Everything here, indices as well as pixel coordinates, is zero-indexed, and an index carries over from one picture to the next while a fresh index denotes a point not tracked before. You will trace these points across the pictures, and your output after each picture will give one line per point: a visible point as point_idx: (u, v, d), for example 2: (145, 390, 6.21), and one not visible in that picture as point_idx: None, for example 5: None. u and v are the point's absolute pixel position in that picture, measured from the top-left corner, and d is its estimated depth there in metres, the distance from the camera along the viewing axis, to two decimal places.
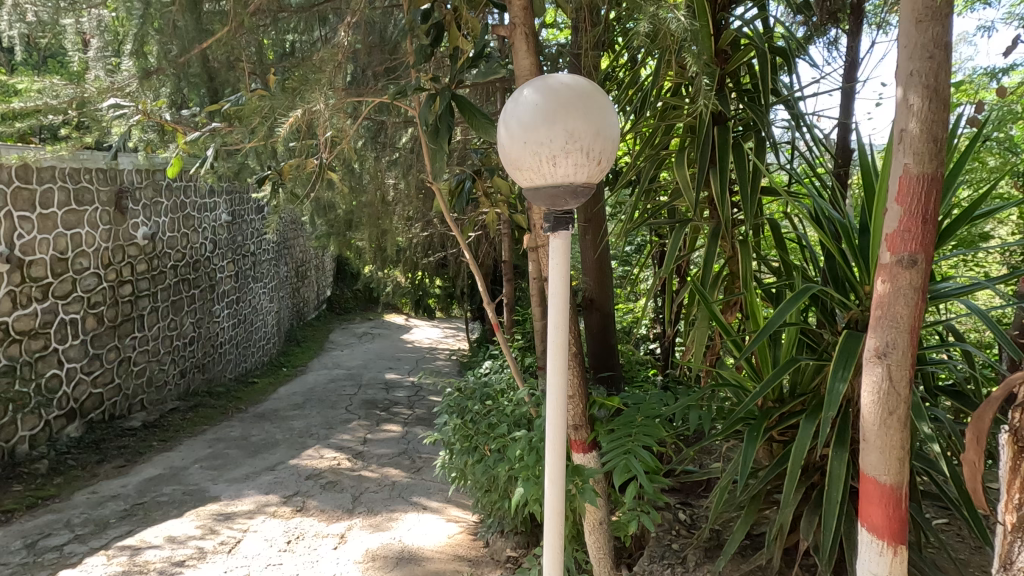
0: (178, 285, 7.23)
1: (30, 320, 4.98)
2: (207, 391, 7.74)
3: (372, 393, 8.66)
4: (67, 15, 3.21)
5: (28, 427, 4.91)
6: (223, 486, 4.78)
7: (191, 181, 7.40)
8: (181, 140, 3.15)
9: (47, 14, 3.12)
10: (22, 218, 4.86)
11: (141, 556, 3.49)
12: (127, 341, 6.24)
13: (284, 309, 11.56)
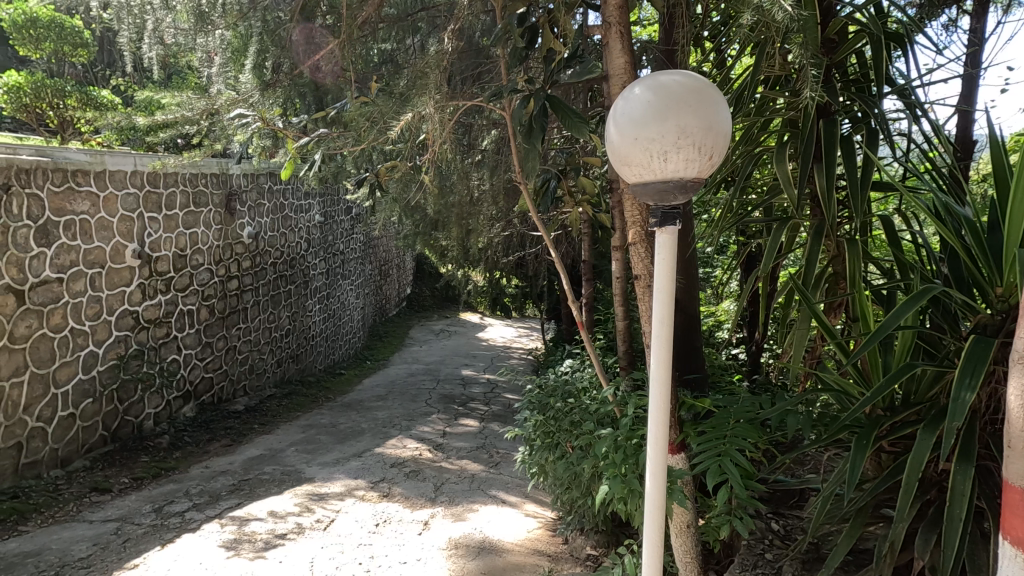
0: (276, 281, 7.81)
1: (156, 310, 5.52)
2: (300, 380, 8.29)
3: (450, 388, 8.93)
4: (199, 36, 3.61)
5: (152, 405, 5.47)
6: (317, 468, 5.13)
7: (290, 183, 7.97)
8: (291, 145, 3.43)
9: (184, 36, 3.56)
10: (151, 218, 5.39)
11: (247, 526, 3.79)
12: (233, 331, 6.83)
13: (368, 305, 12.14)
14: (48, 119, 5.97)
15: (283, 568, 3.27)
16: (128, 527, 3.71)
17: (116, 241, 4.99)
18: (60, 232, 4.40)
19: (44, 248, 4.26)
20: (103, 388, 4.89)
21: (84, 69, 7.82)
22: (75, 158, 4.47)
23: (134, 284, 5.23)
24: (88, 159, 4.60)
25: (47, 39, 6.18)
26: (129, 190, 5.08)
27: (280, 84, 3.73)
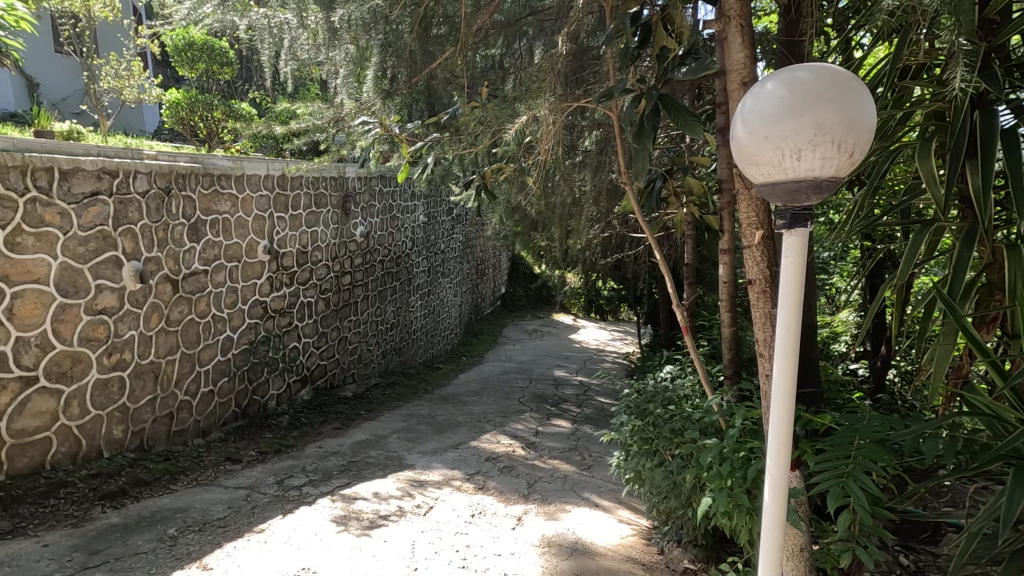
0: (384, 277, 8.30)
1: (281, 301, 6.09)
2: (402, 372, 8.76)
3: (542, 388, 9.00)
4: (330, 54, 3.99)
5: (276, 387, 6.04)
6: (417, 456, 5.40)
7: (399, 185, 8.44)
8: (406, 150, 3.65)
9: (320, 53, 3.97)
10: (279, 218, 5.93)
11: (356, 505, 4.07)
12: (345, 323, 7.36)
13: (465, 303, 12.53)
14: (199, 130, 6.76)
15: (388, 547, 3.47)
16: (256, 495, 4.12)
17: (250, 238, 5.55)
18: (207, 229, 4.97)
19: (194, 243, 4.83)
20: (236, 369, 5.47)
21: (228, 85, 8.78)
22: (219, 164, 5.03)
23: (263, 277, 5.79)
24: (230, 164, 5.15)
25: (200, 60, 7.02)
26: (262, 192, 5.63)
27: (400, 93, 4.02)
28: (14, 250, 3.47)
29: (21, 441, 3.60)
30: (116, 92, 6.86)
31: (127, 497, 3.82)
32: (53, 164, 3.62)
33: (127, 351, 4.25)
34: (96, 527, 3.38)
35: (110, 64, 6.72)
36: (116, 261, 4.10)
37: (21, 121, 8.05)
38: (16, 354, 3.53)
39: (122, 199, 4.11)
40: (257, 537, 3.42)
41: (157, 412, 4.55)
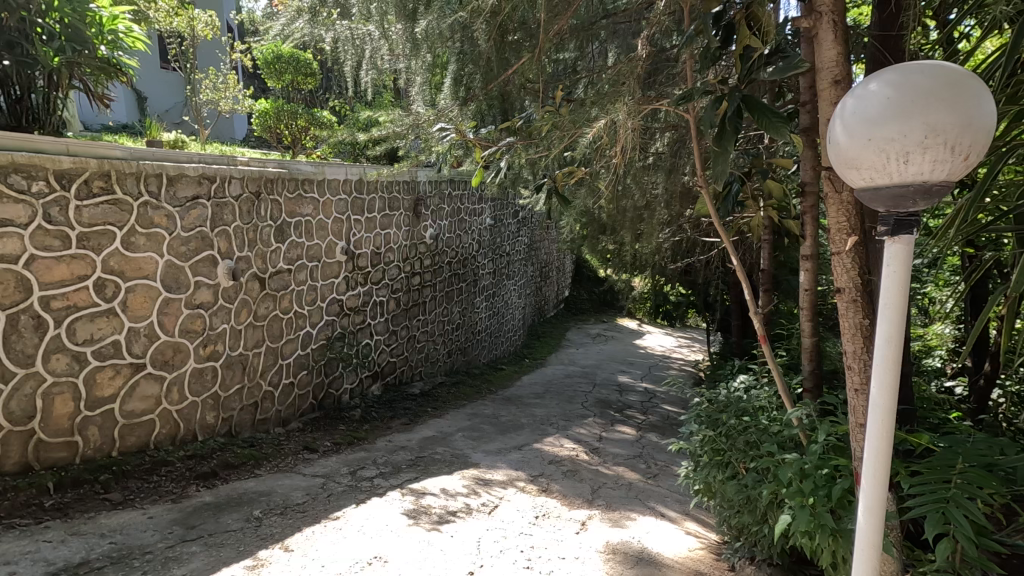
0: (451, 278, 8.51)
1: (356, 299, 6.37)
2: (466, 372, 8.93)
3: (606, 393, 8.90)
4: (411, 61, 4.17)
5: (349, 382, 6.33)
6: (482, 455, 5.49)
7: (467, 189, 8.63)
8: (479, 154, 3.72)
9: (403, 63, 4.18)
10: (355, 221, 6.22)
11: (424, 499, 4.19)
12: (414, 322, 7.60)
13: (529, 305, 12.59)
14: (284, 137, 7.18)
15: (455, 542, 3.56)
16: (331, 484, 4.34)
17: (329, 239, 5.85)
18: (291, 231, 5.29)
19: (279, 244, 5.15)
20: (314, 363, 5.77)
21: (310, 95, 9.30)
22: (303, 169, 5.34)
23: (341, 277, 6.08)
24: (313, 169, 5.46)
25: (287, 72, 7.48)
26: (341, 196, 5.93)
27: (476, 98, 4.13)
28: (128, 248, 3.84)
29: (130, 421, 3.97)
30: (213, 104, 7.43)
31: (218, 478, 4.12)
32: (162, 170, 3.97)
33: (220, 343, 4.59)
34: (192, 503, 3.68)
35: (208, 78, 7.29)
36: (212, 260, 4.44)
37: (133, 132, 8.88)
38: (128, 342, 3.90)
39: (218, 203, 4.45)
40: (333, 524, 3.60)
41: (244, 401, 4.89)
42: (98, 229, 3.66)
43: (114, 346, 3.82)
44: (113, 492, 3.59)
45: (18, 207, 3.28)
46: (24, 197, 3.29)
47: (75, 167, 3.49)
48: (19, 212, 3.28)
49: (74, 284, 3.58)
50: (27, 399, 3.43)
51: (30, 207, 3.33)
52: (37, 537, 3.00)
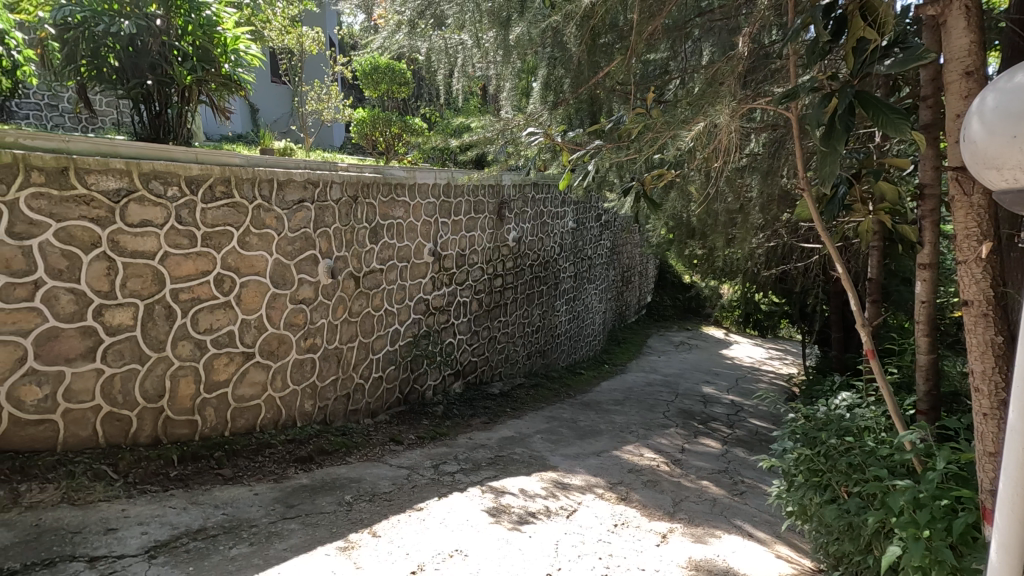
0: (532, 281, 8.57)
1: (441, 299, 6.58)
2: (545, 374, 8.95)
3: (689, 403, 8.58)
4: (501, 66, 4.27)
5: (433, 379, 6.55)
6: (560, 458, 5.49)
7: (551, 192, 8.66)
8: (566, 158, 3.75)
9: (494, 70, 4.30)
10: (442, 223, 6.43)
11: (503, 498, 4.25)
12: (496, 323, 7.73)
13: (610, 310, 12.40)
14: (378, 144, 7.55)
15: (533, 543, 3.59)
16: (415, 476, 4.52)
17: (418, 241, 6.09)
18: (384, 233, 5.57)
19: (373, 245, 5.44)
20: (401, 359, 6.03)
21: (403, 103, 9.74)
22: (396, 174, 5.61)
23: (428, 277, 6.32)
24: (405, 174, 5.72)
25: (383, 81, 7.89)
26: (430, 199, 6.16)
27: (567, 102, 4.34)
28: (244, 247, 4.21)
29: (241, 405, 4.35)
30: (318, 114, 7.99)
31: (313, 462, 4.42)
32: (273, 176, 4.33)
33: (318, 336, 4.92)
34: (291, 484, 3.97)
35: (314, 90, 7.85)
36: (314, 259, 4.77)
37: (248, 141, 9.76)
38: (241, 332, 4.28)
39: (320, 206, 4.77)
40: (416, 514, 3.74)
41: (337, 392, 5.20)
42: (219, 230, 4.04)
43: (229, 335, 4.21)
44: (225, 468, 3.95)
45: (158, 210, 3.70)
46: (161, 200, 3.71)
47: (202, 173, 3.89)
48: (157, 213, 3.70)
49: (199, 278, 3.98)
50: (158, 380, 3.85)
51: (166, 210, 3.74)
52: (164, 503, 3.36)
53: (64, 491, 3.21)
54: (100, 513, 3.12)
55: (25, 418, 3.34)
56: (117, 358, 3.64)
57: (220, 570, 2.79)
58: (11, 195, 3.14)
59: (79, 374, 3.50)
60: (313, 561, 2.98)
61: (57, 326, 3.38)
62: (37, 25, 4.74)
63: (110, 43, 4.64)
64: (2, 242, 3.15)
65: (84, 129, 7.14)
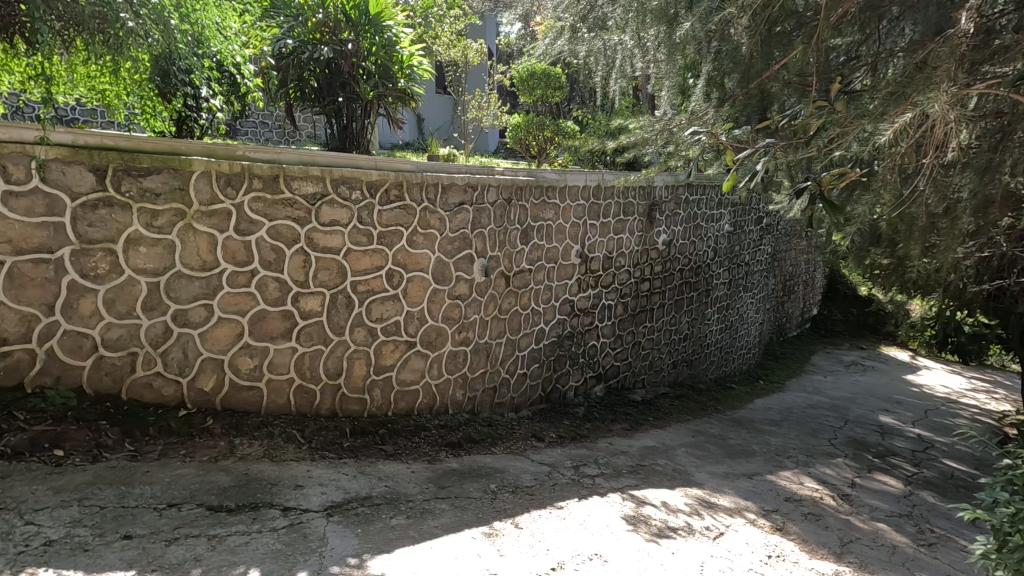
0: (682, 287, 8.19)
1: (586, 301, 6.58)
2: (691, 386, 8.50)
3: (863, 433, 7.56)
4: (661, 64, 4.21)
5: (575, 380, 6.58)
6: (706, 476, 5.18)
7: (705, 193, 8.21)
8: (729, 157, 3.55)
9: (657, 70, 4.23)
10: (591, 225, 6.43)
11: (644, 509, 4.12)
12: (641, 328, 7.53)
13: (768, 321, 11.38)
14: (532, 148, 7.77)
15: (676, 560, 3.44)
16: (556, 474, 4.57)
17: (566, 242, 6.15)
18: (534, 234, 5.72)
19: (524, 245, 5.62)
20: (545, 357, 6.15)
21: (557, 107, 9.92)
22: (548, 176, 5.72)
23: (574, 278, 6.35)
24: (556, 177, 5.81)
25: (538, 87, 8.09)
26: (580, 202, 6.19)
27: (736, 98, 4.09)
28: (411, 246, 4.62)
29: (402, 388, 4.79)
30: (477, 121, 8.47)
31: (462, 448, 4.69)
32: (438, 180, 4.68)
33: (471, 331, 5.23)
34: (443, 467, 4.26)
35: (475, 99, 8.32)
36: (470, 258, 5.07)
37: (416, 148, 10.71)
38: (406, 322, 4.71)
39: (478, 208, 5.06)
40: (557, 512, 3.79)
41: (485, 384, 5.47)
42: (392, 229, 4.48)
43: (396, 325, 4.65)
44: (387, 444, 4.36)
45: (344, 211, 4.21)
46: (347, 203, 4.22)
47: (380, 179, 4.34)
48: (343, 214, 4.21)
49: (373, 273, 4.45)
50: (338, 360, 4.39)
51: (350, 211, 4.24)
52: (339, 469, 3.81)
53: (265, 448, 3.80)
54: (291, 470, 3.63)
55: (240, 383, 4.01)
56: (308, 339, 4.22)
57: (383, 536, 3.10)
58: (238, 198, 3.80)
59: (279, 350, 4.12)
60: (461, 542, 3.18)
61: (265, 309, 4.02)
62: (261, 57, 5.64)
63: (312, 67, 5.39)
64: (231, 238, 3.82)
65: (288, 142, 8.36)
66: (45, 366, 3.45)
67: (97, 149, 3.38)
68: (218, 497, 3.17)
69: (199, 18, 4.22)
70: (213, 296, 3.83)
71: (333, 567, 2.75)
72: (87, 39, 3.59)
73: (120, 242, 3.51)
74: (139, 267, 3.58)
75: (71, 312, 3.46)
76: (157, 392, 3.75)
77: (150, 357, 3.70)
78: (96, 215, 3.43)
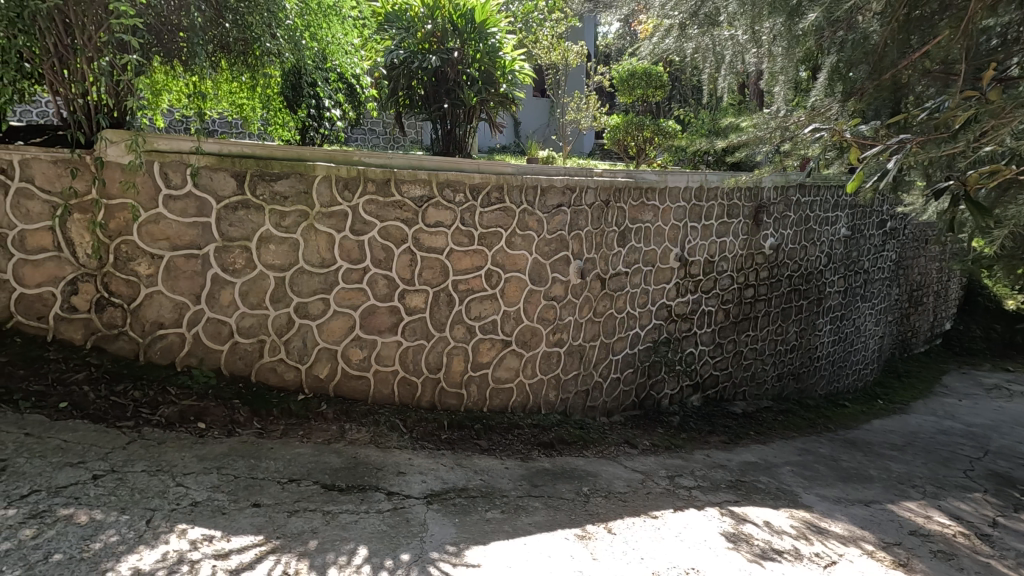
0: (790, 294, 7.66)
1: (685, 307, 6.34)
2: (798, 401, 7.92)
3: (1007, 466, 6.64)
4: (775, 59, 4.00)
5: (670, 387, 6.37)
6: (815, 499, 4.81)
7: (820, 194, 7.62)
8: (854, 155, 3.31)
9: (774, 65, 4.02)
10: (692, 228, 6.20)
11: (746, 527, 3.91)
12: (743, 337, 7.15)
13: (890, 334, 10.33)
14: (630, 149, 7.62)
15: None
16: (650, 483, 4.46)
17: (665, 245, 5.97)
18: (632, 236, 5.61)
19: (621, 248, 5.53)
20: (640, 363, 6.02)
21: (657, 106, 9.68)
22: (648, 178, 5.60)
23: (672, 282, 6.16)
24: (656, 178, 5.68)
25: (639, 86, 7.94)
26: (681, 204, 5.99)
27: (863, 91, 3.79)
28: (509, 247, 4.72)
29: (497, 385, 4.90)
30: (575, 122, 8.46)
31: (554, 449, 4.71)
32: (537, 182, 4.74)
33: (565, 332, 5.24)
34: (535, 466, 4.31)
35: (573, 101, 8.31)
36: (566, 259, 5.08)
37: (514, 151, 10.92)
38: (502, 321, 4.81)
39: (576, 210, 5.05)
40: (651, 521, 3.70)
41: (578, 387, 5.46)
42: (491, 230, 4.60)
43: (493, 324, 4.77)
44: (482, 439, 4.48)
45: (448, 213, 4.39)
46: (451, 205, 4.39)
47: (482, 181, 4.48)
48: (447, 216, 4.39)
49: (473, 273, 4.60)
50: (438, 355, 4.58)
51: (453, 212, 4.42)
52: (437, 460, 3.98)
53: (372, 434, 4.05)
54: (394, 457, 3.85)
55: (351, 372, 4.31)
56: (411, 334, 4.45)
57: (479, 528, 3.20)
58: (354, 200, 4.09)
59: (385, 343, 4.38)
60: (554, 541, 3.20)
61: (374, 304, 4.29)
62: (376, 69, 6.02)
63: (420, 76, 5.68)
64: (347, 237, 4.12)
65: (394, 147, 8.84)
66: (191, 348, 3.92)
67: (237, 156, 3.80)
68: (331, 477, 3.43)
69: (323, 35, 4.58)
70: (330, 291, 4.15)
71: (433, 553, 2.88)
72: (232, 61, 4.02)
73: (254, 239, 3.91)
74: (269, 262, 3.96)
75: (213, 301, 3.91)
76: (280, 376, 4.14)
77: (275, 344, 4.09)
78: (235, 216, 3.84)
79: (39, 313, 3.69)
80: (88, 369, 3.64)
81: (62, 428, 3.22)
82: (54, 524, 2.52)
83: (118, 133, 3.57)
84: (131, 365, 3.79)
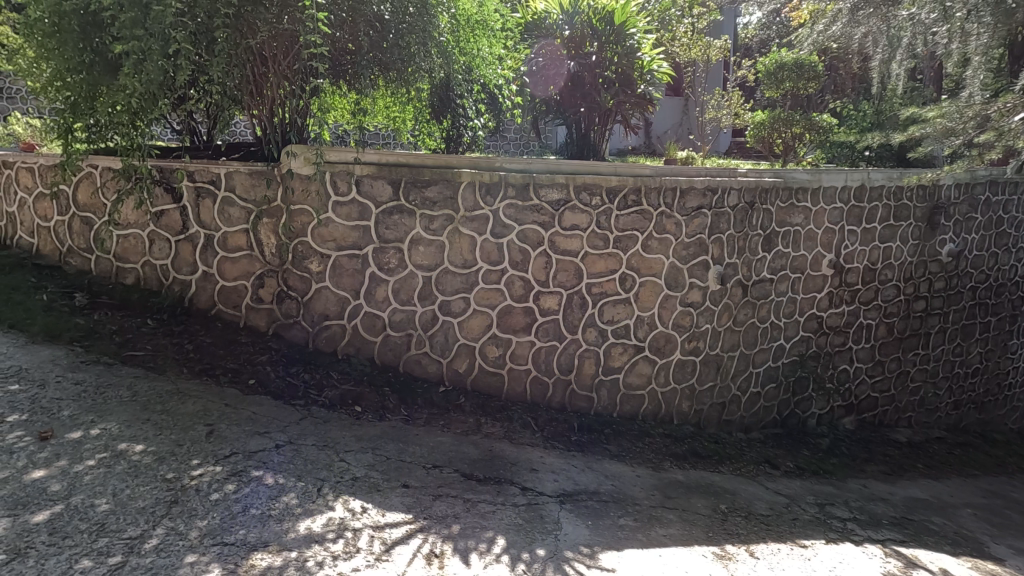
0: (973, 309, 6.60)
1: (839, 318, 5.75)
2: (980, 435, 6.80)
3: None
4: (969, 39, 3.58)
5: (819, 406, 5.80)
6: (1007, 552, 4.09)
7: (1017, 193, 6.48)
8: None
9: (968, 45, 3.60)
10: (851, 231, 5.59)
11: (916, 572, 3.44)
12: (909, 356, 6.30)
13: None
14: (776, 146, 7.07)
15: None
16: (796, 509, 4.10)
17: (818, 250, 5.46)
18: (780, 240, 5.20)
19: (766, 253, 5.15)
20: (784, 377, 5.56)
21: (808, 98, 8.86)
22: (798, 177, 5.18)
23: (825, 291, 5.61)
24: (808, 177, 5.23)
25: (788, 78, 7.32)
26: (837, 205, 5.44)
27: None
28: (645, 251, 4.62)
29: (628, 391, 4.82)
30: (714, 120, 8.05)
31: (688, 461, 4.52)
32: (676, 184, 4.60)
33: (702, 340, 5.00)
34: (668, 477, 4.16)
35: (713, 97, 7.91)
36: (705, 264, 4.84)
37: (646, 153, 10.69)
38: (636, 326, 4.73)
39: (717, 212, 4.81)
40: (800, 550, 3.41)
41: (713, 398, 5.18)
42: (628, 233, 4.54)
43: (626, 328, 4.71)
44: (613, 444, 4.43)
45: (584, 216, 4.41)
46: (588, 208, 4.41)
47: (619, 184, 4.44)
48: (583, 219, 4.42)
49: (607, 276, 4.57)
50: (570, 357, 4.62)
51: (590, 216, 4.43)
52: (568, 461, 4.02)
53: (505, 430, 4.20)
54: (527, 455, 3.95)
55: (487, 368, 4.52)
56: (544, 334, 4.55)
57: (612, 533, 3.18)
58: (495, 205, 4.28)
59: (520, 342, 4.52)
60: (691, 557, 3.08)
61: (511, 304, 4.45)
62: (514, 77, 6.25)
63: (558, 82, 5.80)
64: (487, 240, 4.32)
65: (526, 151, 9.07)
66: (351, 338, 4.37)
67: (393, 166, 4.17)
68: (470, 467, 3.61)
69: (470, 49, 4.87)
70: (470, 290, 4.38)
71: (568, 552, 2.92)
72: (391, 79, 4.42)
73: (406, 241, 4.25)
74: (418, 262, 4.29)
75: (370, 297, 4.32)
76: (424, 369, 4.45)
77: (421, 338, 4.40)
78: (391, 220, 4.21)
79: (235, 302, 4.34)
80: (270, 352, 4.21)
81: (252, 401, 3.75)
82: (248, 482, 2.95)
83: (301, 147, 4.08)
84: (303, 351, 4.31)
